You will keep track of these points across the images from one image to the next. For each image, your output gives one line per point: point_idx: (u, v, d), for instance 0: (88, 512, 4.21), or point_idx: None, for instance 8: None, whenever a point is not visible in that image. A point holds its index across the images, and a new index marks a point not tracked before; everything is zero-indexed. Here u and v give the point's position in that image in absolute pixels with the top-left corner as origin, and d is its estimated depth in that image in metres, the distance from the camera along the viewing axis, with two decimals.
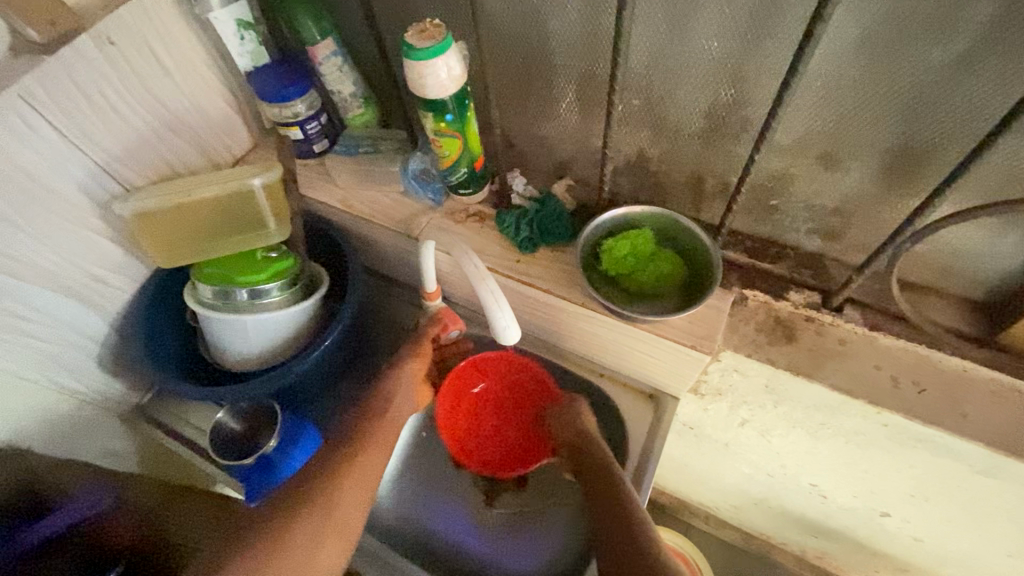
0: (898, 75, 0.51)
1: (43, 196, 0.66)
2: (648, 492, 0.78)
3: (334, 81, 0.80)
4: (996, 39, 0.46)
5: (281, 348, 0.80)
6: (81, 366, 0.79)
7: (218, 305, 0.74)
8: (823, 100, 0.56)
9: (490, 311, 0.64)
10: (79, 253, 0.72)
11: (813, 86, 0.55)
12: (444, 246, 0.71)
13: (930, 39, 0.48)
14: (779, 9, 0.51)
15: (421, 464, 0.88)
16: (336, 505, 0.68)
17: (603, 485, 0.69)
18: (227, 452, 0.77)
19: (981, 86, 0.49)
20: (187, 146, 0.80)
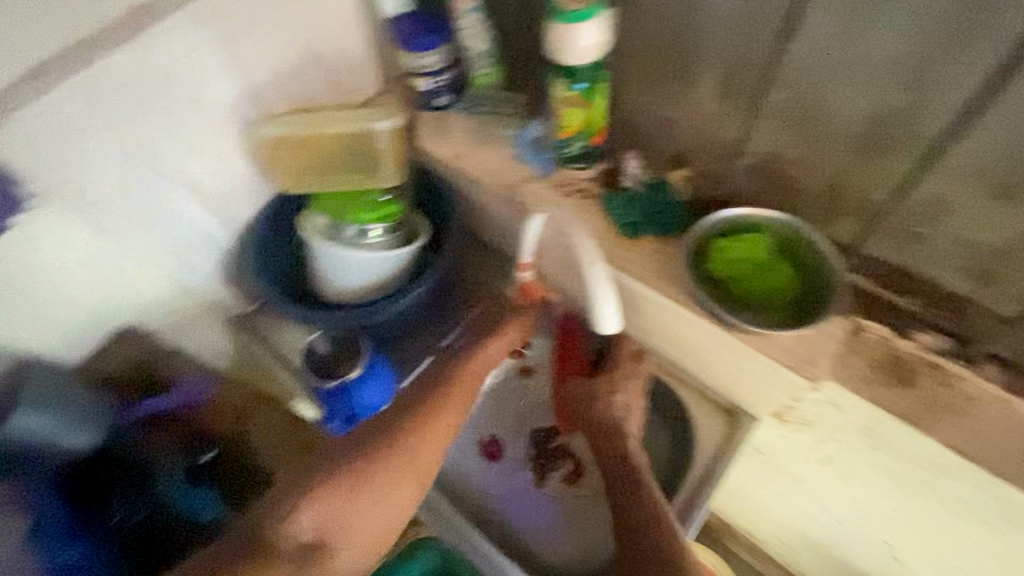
0: None
1: (195, 109, 0.72)
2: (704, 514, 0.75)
3: (470, 37, 0.80)
4: None
5: (374, 286, 0.84)
6: (201, 271, 0.87)
7: (326, 236, 0.80)
8: (1015, 125, 0.49)
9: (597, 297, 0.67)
10: (216, 167, 0.79)
11: (1008, 106, 0.48)
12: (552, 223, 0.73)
13: None
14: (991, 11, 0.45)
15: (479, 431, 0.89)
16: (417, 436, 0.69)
17: (626, 463, 0.70)
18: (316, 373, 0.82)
19: None
20: (322, 82, 0.84)
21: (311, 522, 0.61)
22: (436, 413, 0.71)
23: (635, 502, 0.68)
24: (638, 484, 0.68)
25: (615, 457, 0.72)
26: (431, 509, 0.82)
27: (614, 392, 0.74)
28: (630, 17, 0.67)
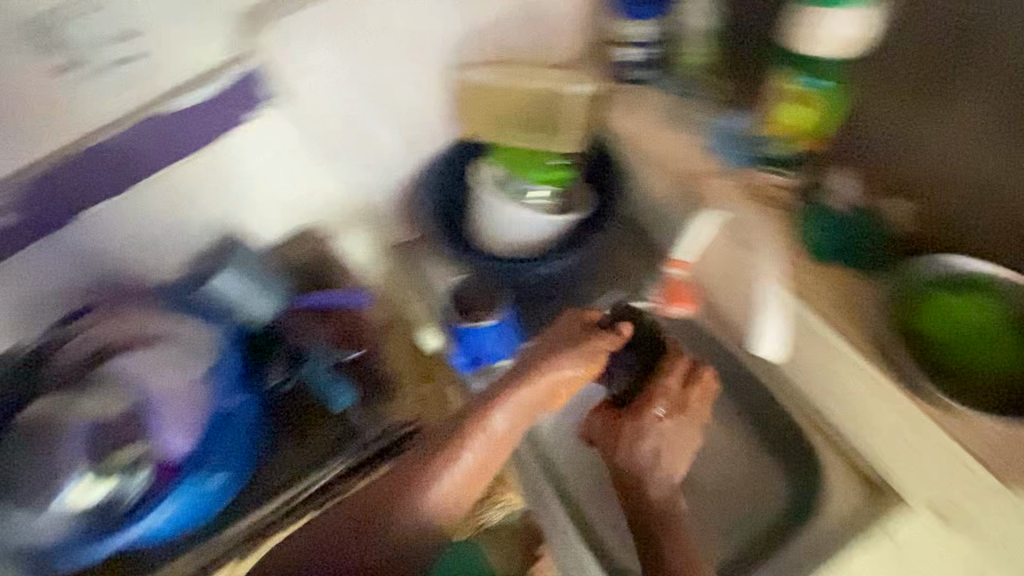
0: None
1: (413, 41, 0.79)
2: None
3: (690, 9, 0.80)
4: None
5: (523, 247, 0.85)
6: (378, 194, 0.95)
7: (492, 187, 0.83)
8: None
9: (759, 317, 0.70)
10: (415, 99, 0.85)
11: None
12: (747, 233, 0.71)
13: None
14: None
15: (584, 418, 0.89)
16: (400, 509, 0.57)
17: (658, 492, 0.66)
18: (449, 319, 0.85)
19: None
20: (530, 37, 0.86)
21: None
22: (420, 491, 0.57)
23: (659, 526, 0.65)
24: (672, 507, 0.66)
25: (650, 487, 0.66)
26: (524, 473, 0.84)
27: (655, 428, 0.67)
28: (911, 24, 0.65)
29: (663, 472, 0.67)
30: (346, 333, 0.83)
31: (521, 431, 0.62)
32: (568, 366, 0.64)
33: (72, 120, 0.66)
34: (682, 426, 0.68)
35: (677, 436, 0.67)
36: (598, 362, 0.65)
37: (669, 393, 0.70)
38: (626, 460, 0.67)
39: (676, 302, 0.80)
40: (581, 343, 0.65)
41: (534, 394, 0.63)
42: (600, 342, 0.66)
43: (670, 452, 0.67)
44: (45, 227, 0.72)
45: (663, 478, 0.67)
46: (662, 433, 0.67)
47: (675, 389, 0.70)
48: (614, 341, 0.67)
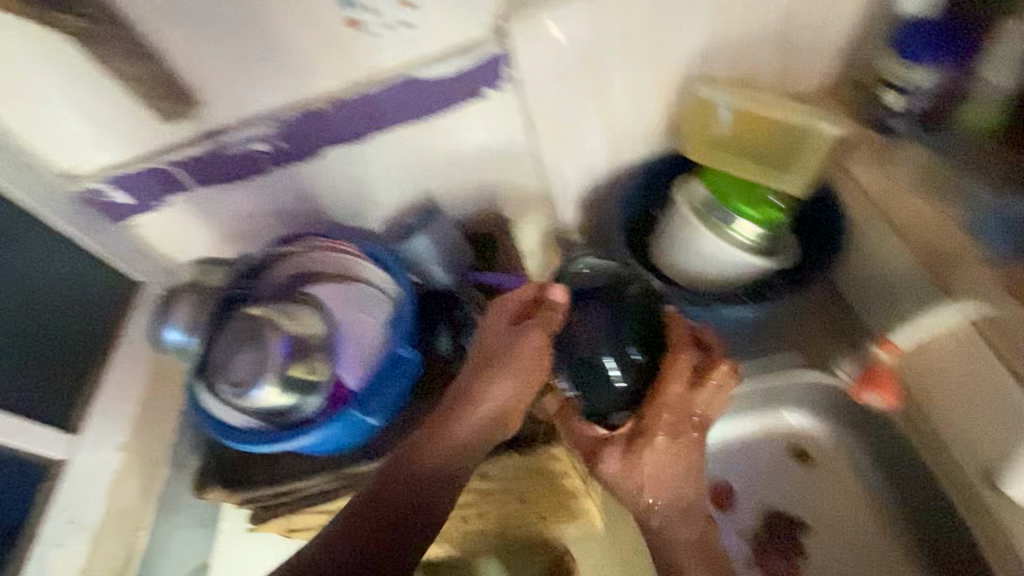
0: None
1: (658, 50, 0.78)
2: None
3: (995, 66, 0.66)
4: None
5: (712, 279, 0.81)
6: (567, 193, 0.96)
7: (696, 214, 0.79)
8: None
9: None
10: (637, 107, 0.84)
11: None
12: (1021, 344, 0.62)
13: None
14: None
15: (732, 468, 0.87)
16: (404, 480, 0.66)
17: (653, 500, 0.69)
18: None
19: None
20: (778, 63, 0.81)
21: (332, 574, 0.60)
22: (417, 459, 0.67)
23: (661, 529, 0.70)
24: (689, 521, 0.71)
25: (646, 496, 0.69)
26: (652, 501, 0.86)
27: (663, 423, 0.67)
28: None
29: (664, 487, 0.69)
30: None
31: (488, 435, 0.69)
32: (495, 380, 0.67)
33: (345, 69, 0.75)
34: (665, 426, 0.67)
35: (666, 448, 0.68)
36: (530, 374, 0.67)
37: (669, 397, 0.67)
38: (630, 491, 0.69)
39: (880, 387, 0.77)
40: (509, 347, 0.67)
41: (485, 399, 0.67)
42: (526, 345, 0.67)
43: (675, 456, 0.68)
44: (296, 154, 0.83)
45: (647, 480, 0.69)
46: (653, 441, 0.67)
47: (673, 393, 0.67)
48: (534, 343, 0.67)
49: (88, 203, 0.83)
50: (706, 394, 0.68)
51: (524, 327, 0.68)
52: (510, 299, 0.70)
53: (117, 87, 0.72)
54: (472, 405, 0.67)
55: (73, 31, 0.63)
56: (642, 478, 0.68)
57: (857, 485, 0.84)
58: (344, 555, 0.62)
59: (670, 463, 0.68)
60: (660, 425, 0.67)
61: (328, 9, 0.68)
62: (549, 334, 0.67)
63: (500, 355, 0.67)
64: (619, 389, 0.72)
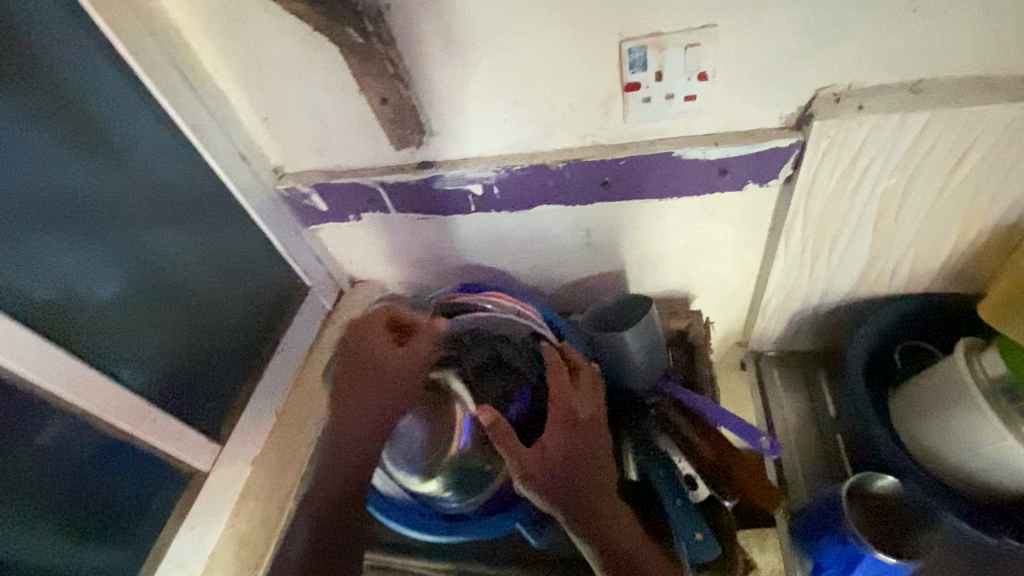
0: None
1: (989, 185, 0.61)
2: None
3: None
4: None
5: (970, 473, 0.65)
6: (788, 307, 0.80)
7: (978, 391, 0.62)
8: None
9: None
10: (923, 240, 0.67)
11: None
12: None
13: None
14: None
15: None
16: (336, 450, 0.63)
17: (597, 505, 0.58)
18: (820, 507, 0.65)
19: None
20: None
21: (311, 533, 0.60)
22: (326, 445, 0.64)
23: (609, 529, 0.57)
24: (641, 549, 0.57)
25: (580, 490, 0.58)
26: None
27: (564, 402, 0.62)
28: None
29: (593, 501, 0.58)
30: (720, 475, 0.65)
31: (370, 424, 0.64)
32: (386, 413, 0.65)
33: (600, 129, 0.65)
34: (561, 432, 0.60)
35: (564, 425, 0.61)
36: (401, 385, 0.65)
37: (558, 399, 0.62)
38: (590, 509, 0.57)
39: None
40: (389, 367, 0.65)
41: (364, 402, 0.65)
42: (394, 368, 0.66)
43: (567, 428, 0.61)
44: (507, 204, 0.74)
45: (576, 484, 0.58)
46: (562, 430, 0.60)
47: (559, 388, 0.63)
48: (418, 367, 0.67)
49: (287, 200, 0.79)
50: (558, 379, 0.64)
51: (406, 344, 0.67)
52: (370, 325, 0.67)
53: (360, 104, 0.67)
54: (363, 410, 0.64)
55: (348, 44, 0.57)
56: (557, 470, 0.58)
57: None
58: (317, 519, 0.60)
59: (555, 417, 0.61)
60: (555, 429, 0.60)
61: (615, 68, 0.59)
62: (412, 360, 0.66)
63: (349, 390, 0.65)
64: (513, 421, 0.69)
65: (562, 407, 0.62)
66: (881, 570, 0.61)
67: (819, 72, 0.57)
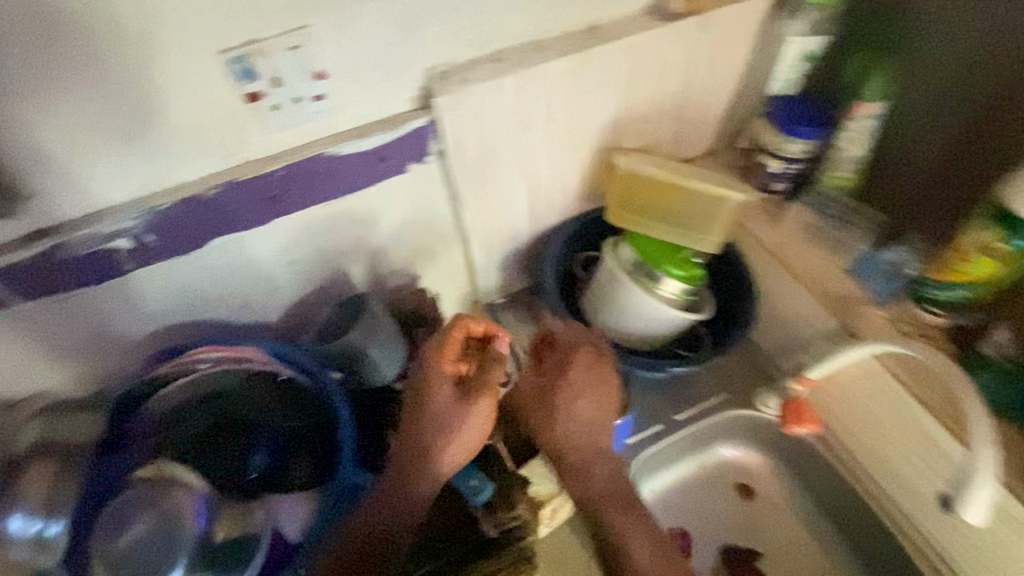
0: None
1: (578, 122, 0.78)
2: None
3: (849, 139, 0.78)
4: None
5: (644, 337, 0.85)
6: (493, 257, 0.91)
7: (623, 273, 0.82)
8: None
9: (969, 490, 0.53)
10: (559, 174, 0.84)
11: None
12: (904, 371, 0.70)
13: None
14: None
15: (676, 501, 0.87)
16: (394, 480, 0.61)
17: (575, 459, 0.70)
18: None
19: None
20: (674, 129, 0.87)
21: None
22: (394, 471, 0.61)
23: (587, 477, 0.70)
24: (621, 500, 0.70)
25: (584, 464, 0.70)
26: None
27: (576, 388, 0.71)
28: None
29: (586, 451, 0.70)
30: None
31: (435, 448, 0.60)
32: (450, 446, 0.60)
33: (243, 147, 0.63)
34: (580, 379, 0.71)
35: (586, 390, 0.71)
36: (464, 425, 0.60)
37: (578, 362, 0.72)
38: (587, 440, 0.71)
39: (800, 421, 0.78)
40: (455, 418, 0.60)
41: (432, 443, 0.60)
42: (455, 394, 0.61)
43: (599, 404, 0.71)
44: (171, 251, 0.66)
45: (592, 429, 0.71)
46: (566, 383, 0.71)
47: (581, 365, 0.71)
48: (484, 401, 0.60)
49: None
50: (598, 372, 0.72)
51: (467, 395, 0.60)
52: (432, 371, 0.61)
53: None
54: (421, 457, 0.60)
55: None
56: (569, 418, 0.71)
57: (803, 525, 0.85)
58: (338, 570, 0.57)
59: (579, 392, 0.71)
60: (575, 378, 0.71)
61: (225, 84, 0.57)
62: (478, 398, 0.60)
63: (428, 429, 0.60)
64: (259, 474, 0.68)
65: (576, 389, 0.71)
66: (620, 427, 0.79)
67: (414, 56, 0.64)
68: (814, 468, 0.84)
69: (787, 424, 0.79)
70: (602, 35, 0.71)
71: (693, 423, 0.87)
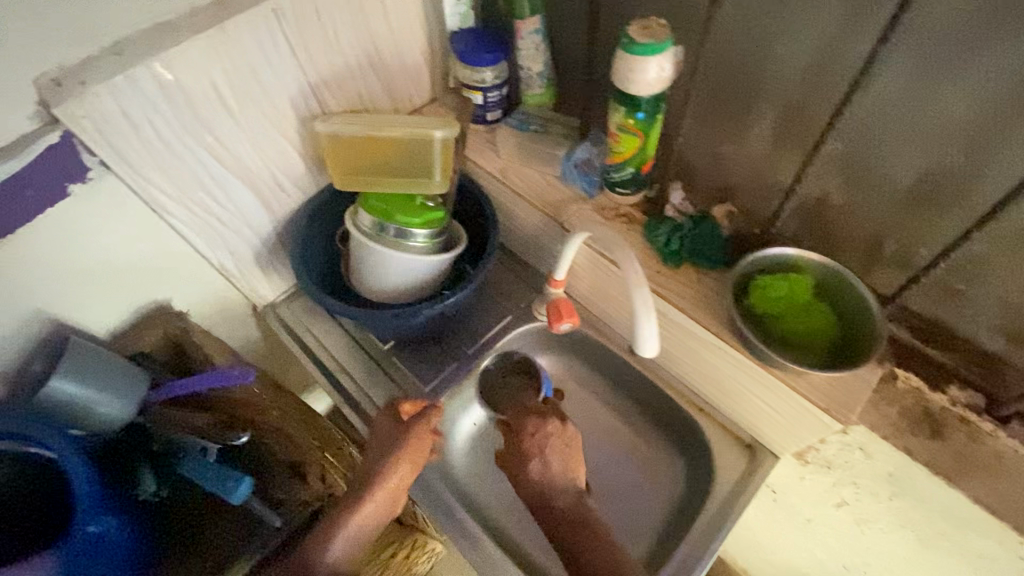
0: None
1: (260, 98, 0.75)
2: (707, 566, 0.74)
3: (527, 57, 0.83)
4: None
5: (410, 289, 0.85)
6: (242, 256, 0.88)
7: (373, 236, 0.81)
8: None
9: (638, 320, 0.64)
10: (271, 156, 0.81)
11: None
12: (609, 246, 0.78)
13: None
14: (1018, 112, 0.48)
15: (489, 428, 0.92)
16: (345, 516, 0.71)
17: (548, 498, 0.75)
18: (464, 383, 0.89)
19: None
20: (379, 85, 0.88)
21: None
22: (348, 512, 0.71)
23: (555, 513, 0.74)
24: (582, 523, 0.72)
25: (556, 510, 0.74)
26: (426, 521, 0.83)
27: (539, 452, 0.77)
28: (695, 66, 0.67)
29: (554, 491, 0.75)
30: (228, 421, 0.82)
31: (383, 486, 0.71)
32: (389, 476, 0.71)
33: None
34: (555, 440, 0.78)
35: (552, 446, 0.77)
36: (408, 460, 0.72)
37: (541, 429, 0.79)
38: (561, 483, 0.75)
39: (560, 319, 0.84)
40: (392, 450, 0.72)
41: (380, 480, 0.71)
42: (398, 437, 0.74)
43: (560, 457, 0.77)
44: None
45: (559, 480, 0.76)
46: (549, 428, 0.79)
47: (541, 425, 0.79)
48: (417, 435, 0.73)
49: None
50: (561, 440, 0.78)
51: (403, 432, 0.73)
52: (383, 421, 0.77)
53: None
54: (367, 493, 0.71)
55: None
56: (545, 472, 0.76)
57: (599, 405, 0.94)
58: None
59: (538, 458, 0.77)
60: (551, 439, 0.78)
61: None
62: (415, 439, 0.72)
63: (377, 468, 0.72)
64: None
65: (545, 454, 0.77)
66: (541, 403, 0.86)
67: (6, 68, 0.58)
68: (590, 353, 0.93)
69: (551, 325, 0.85)
70: (234, 4, 0.68)
71: (486, 352, 0.91)
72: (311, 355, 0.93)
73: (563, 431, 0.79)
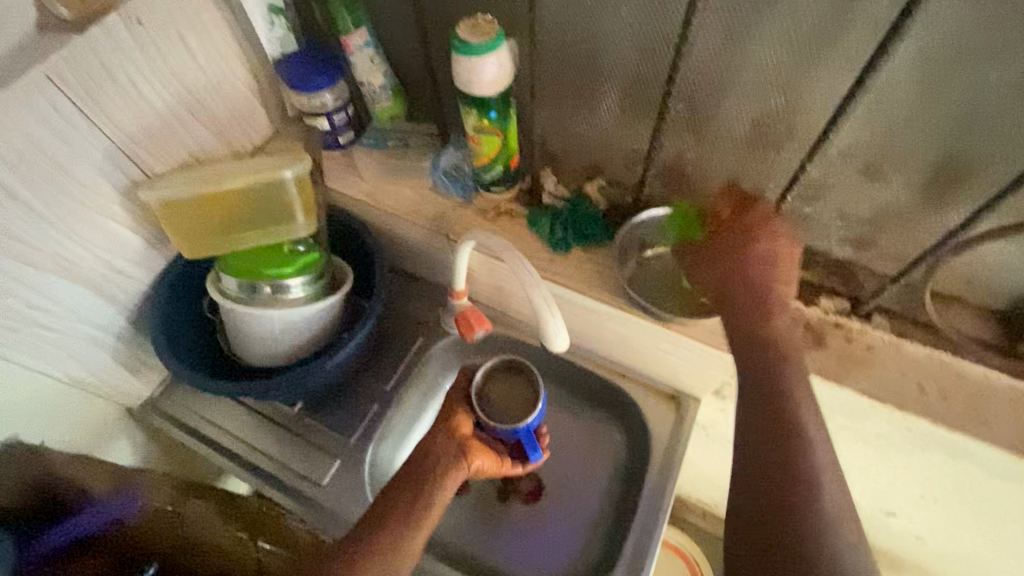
0: (922, 110, 0.53)
1: (61, 179, 0.64)
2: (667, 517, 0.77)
3: (364, 72, 0.78)
4: (1009, 102, 0.50)
5: (305, 344, 0.78)
6: (93, 358, 0.76)
7: (245, 299, 0.73)
8: (863, 121, 0.57)
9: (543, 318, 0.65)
10: (97, 241, 0.70)
11: (860, 109, 0.56)
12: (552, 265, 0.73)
13: (969, 68, 0.49)
14: (824, 46, 0.53)
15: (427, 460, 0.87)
16: (396, 492, 0.65)
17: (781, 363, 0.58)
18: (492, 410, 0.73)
19: (1003, 131, 0.52)
20: (208, 133, 0.78)
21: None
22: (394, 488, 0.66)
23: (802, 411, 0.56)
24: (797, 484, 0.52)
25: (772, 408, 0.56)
26: None
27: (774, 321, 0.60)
28: (533, 55, 0.67)
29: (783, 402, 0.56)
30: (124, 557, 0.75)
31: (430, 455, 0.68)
32: (435, 445, 0.69)
33: None
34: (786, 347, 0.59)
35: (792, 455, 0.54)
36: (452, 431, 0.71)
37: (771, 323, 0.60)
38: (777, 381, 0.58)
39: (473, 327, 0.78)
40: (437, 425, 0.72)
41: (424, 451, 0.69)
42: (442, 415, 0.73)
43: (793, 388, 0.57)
44: None
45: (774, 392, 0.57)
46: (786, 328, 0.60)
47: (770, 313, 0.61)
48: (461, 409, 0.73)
49: None
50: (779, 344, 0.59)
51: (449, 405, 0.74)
52: (440, 448, 0.69)
53: None
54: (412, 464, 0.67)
55: None
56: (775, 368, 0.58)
57: None
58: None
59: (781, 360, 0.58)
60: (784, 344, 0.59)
61: None
62: (457, 412, 0.73)
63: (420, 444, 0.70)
64: None
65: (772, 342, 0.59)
66: (530, 432, 0.72)
67: None
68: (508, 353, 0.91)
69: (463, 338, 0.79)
70: None
71: (404, 383, 0.87)
72: (210, 440, 0.83)
73: (798, 433, 0.54)
